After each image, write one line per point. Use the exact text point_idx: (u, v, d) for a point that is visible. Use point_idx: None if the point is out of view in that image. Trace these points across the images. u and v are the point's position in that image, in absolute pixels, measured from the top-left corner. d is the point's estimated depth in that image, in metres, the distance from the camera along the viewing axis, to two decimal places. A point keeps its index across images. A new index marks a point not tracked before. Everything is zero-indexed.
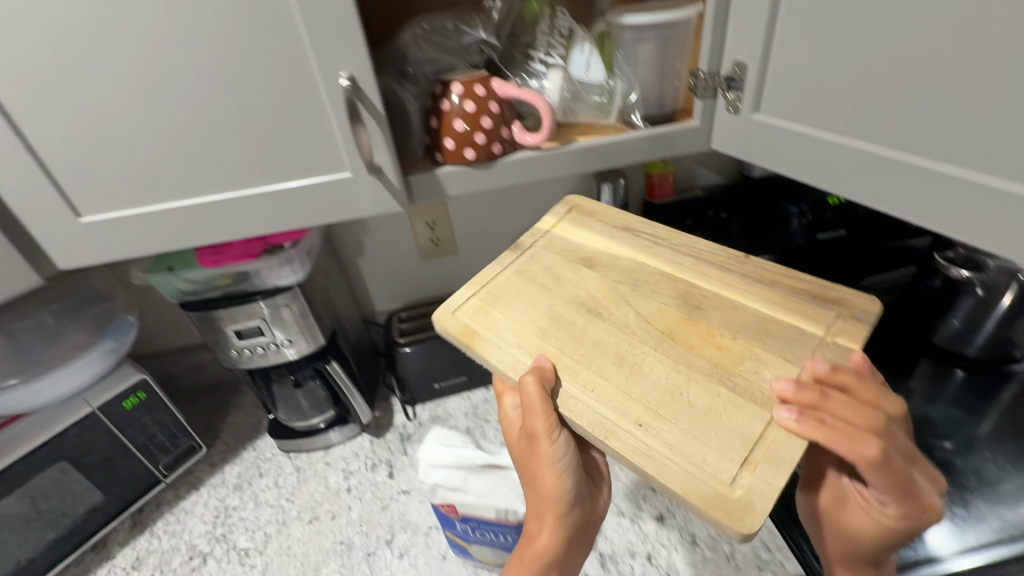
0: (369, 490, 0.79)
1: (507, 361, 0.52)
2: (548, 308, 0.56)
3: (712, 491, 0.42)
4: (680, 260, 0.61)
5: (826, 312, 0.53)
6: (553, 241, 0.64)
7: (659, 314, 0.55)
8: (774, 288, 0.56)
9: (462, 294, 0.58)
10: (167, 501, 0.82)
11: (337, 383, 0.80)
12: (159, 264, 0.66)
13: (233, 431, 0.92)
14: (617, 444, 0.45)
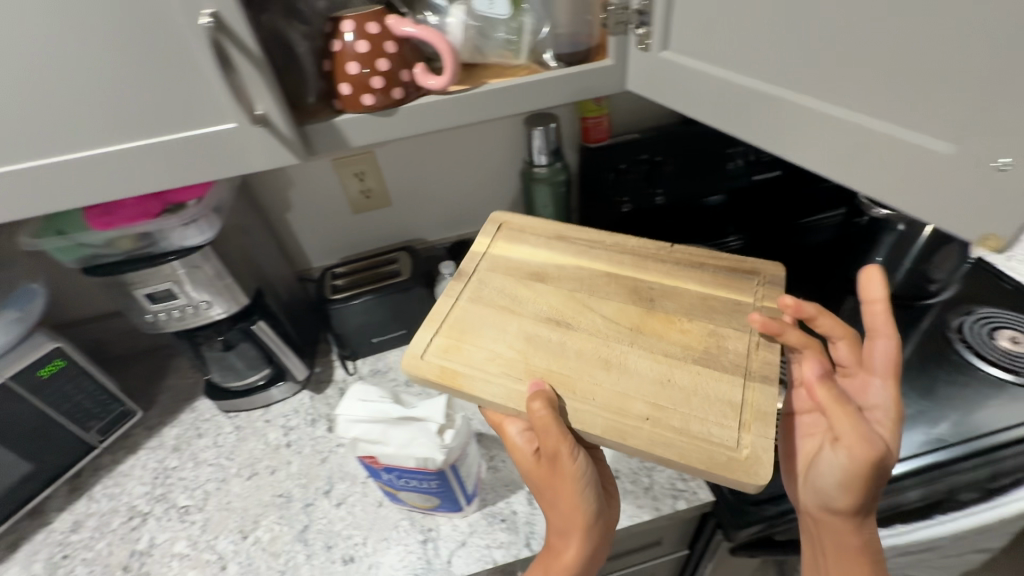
0: (307, 445, 0.80)
1: (499, 393, 0.57)
2: (522, 330, 0.62)
3: (730, 460, 0.51)
4: (622, 259, 0.70)
5: (750, 282, 0.65)
6: (497, 260, 0.70)
7: (622, 313, 0.63)
8: (705, 274, 0.67)
9: (427, 337, 0.62)
10: (105, 466, 0.82)
11: (266, 343, 0.79)
12: (50, 229, 0.62)
13: (170, 394, 0.91)
14: (637, 440, 0.52)
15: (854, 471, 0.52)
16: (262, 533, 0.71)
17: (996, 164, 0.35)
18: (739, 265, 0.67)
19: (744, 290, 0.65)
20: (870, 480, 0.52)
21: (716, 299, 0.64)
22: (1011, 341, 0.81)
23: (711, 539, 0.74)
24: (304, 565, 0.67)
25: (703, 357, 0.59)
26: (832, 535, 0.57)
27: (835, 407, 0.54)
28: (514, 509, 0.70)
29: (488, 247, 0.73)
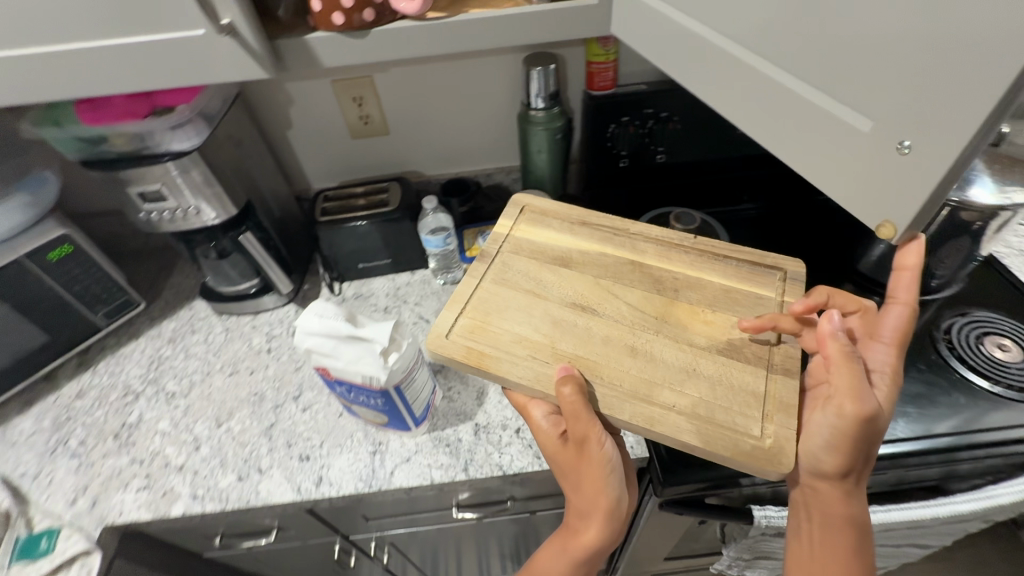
0: (285, 353, 0.87)
1: (524, 372, 0.61)
2: (548, 314, 0.67)
3: (755, 451, 0.55)
4: (645, 251, 0.74)
5: (772, 276, 0.70)
6: (520, 243, 0.74)
7: (646, 301, 0.68)
8: (724, 271, 0.71)
9: (452, 319, 0.66)
10: (110, 347, 0.91)
11: (255, 257, 0.83)
12: (48, 119, 0.68)
13: (172, 290, 0.98)
14: (664, 428, 0.57)
15: (844, 435, 0.54)
16: (234, 424, 0.78)
17: (900, 146, 0.36)
18: (757, 262, 0.71)
19: (767, 289, 0.69)
20: (860, 446, 0.55)
21: (736, 296, 0.68)
22: (1000, 350, 0.77)
23: (645, 492, 0.78)
24: (265, 456, 0.74)
25: (727, 349, 0.63)
26: (820, 502, 0.59)
27: (842, 362, 0.56)
28: (459, 436, 0.74)
29: (510, 229, 0.77)
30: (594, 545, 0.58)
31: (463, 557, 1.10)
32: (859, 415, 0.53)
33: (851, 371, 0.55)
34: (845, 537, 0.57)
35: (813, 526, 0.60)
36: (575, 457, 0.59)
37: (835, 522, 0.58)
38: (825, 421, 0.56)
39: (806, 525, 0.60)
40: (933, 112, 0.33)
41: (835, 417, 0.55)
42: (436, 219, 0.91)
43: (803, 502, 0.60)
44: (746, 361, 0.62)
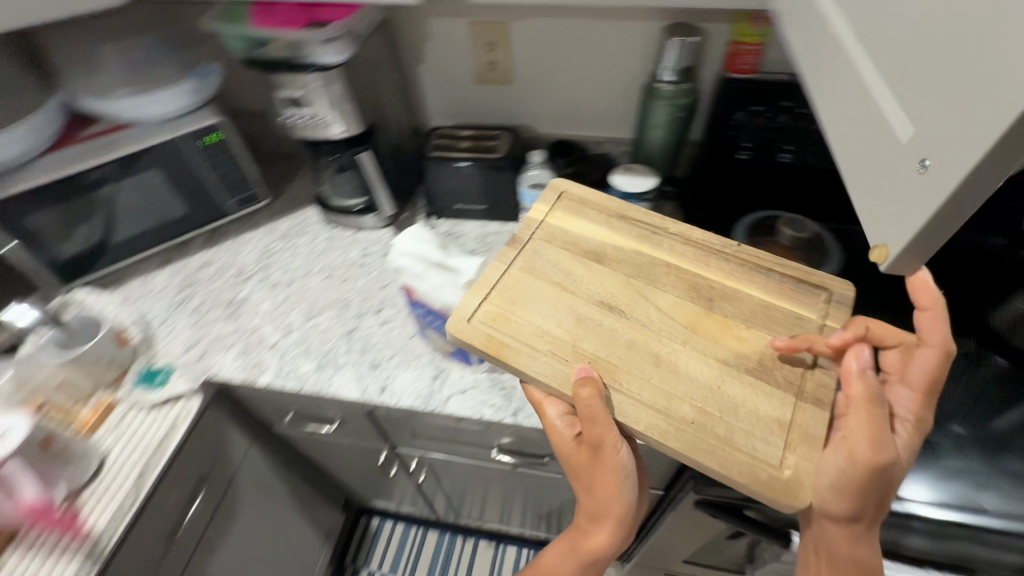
0: (376, 270, 0.94)
1: (543, 368, 0.59)
2: (573, 311, 0.64)
3: (764, 484, 0.52)
4: (687, 255, 0.69)
5: (818, 296, 0.65)
6: (553, 232, 0.71)
7: (678, 308, 0.64)
8: (766, 288, 0.66)
9: (474, 302, 0.64)
10: (235, 231, 1.03)
11: (365, 175, 0.91)
12: (223, 18, 0.77)
13: (293, 194, 1.09)
14: (675, 443, 0.55)
15: (856, 483, 0.52)
16: (322, 321, 0.87)
17: (921, 165, 0.31)
18: (808, 281, 0.66)
19: (810, 312, 0.64)
20: (873, 496, 0.53)
21: (775, 315, 0.64)
22: None
23: (684, 487, 0.77)
24: (342, 355, 0.82)
25: (757, 369, 0.60)
26: (826, 542, 0.56)
27: (863, 403, 0.53)
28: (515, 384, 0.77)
29: (545, 215, 0.74)
30: (605, 549, 0.61)
31: (489, 499, 1.16)
32: (872, 463, 0.51)
33: (870, 414, 0.52)
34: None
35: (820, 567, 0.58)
36: (590, 463, 0.60)
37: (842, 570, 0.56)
38: (834, 466, 0.53)
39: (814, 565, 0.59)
40: (949, 128, 0.29)
41: (846, 461, 0.52)
42: (539, 175, 0.91)
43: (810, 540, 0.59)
44: (774, 386, 0.58)
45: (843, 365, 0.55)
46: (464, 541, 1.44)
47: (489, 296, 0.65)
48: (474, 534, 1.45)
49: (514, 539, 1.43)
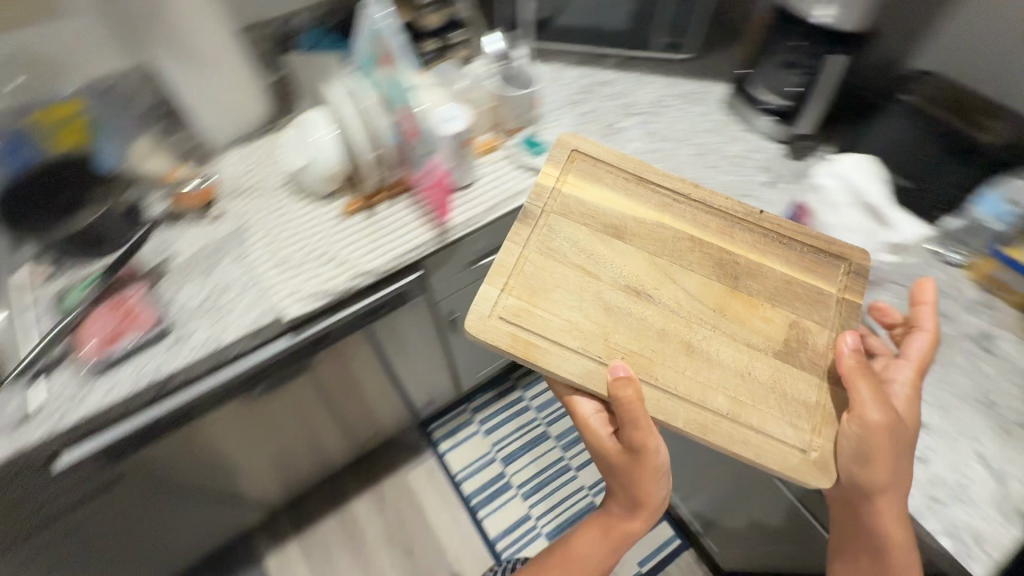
0: (745, 177, 0.88)
1: (569, 356, 0.66)
2: (599, 299, 0.70)
3: (794, 461, 0.64)
4: (708, 231, 0.76)
5: (838, 267, 0.75)
6: (566, 206, 0.75)
7: (705, 288, 0.72)
8: (789, 264, 0.75)
9: (494, 292, 0.69)
10: (642, 69, 1.05)
11: (818, 79, 0.81)
12: None
13: (710, 62, 1.05)
14: (721, 437, 0.65)
15: (871, 459, 0.61)
16: None
17: None
18: (821, 251, 0.75)
19: (819, 287, 0.74)
20: (890, 469, 0.60)
21: (791, 293, 0.73)
22: None
23: None
24: None
25: (784, 351, 0.70)
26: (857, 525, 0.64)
27: (862, 377, 0.63)
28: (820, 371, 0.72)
29: (557, 178, 0.77)
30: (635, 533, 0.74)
31: None
32: (885, 427, 0.61)
33: (864, 380, 0.63)
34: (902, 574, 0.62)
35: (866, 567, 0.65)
36: (624, 465, 0.68)
37: (877, 554, 0.62)
38: (846, 440, 0.64)
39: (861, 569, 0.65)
40: None
41: (861, 428, 0.62)
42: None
43: (845, 530, 0.66)
44: (790, 408, 0.67)
45: (836, 350, 0.66)
46: None
47: (509, 282, 0.70)
48: None
49: None
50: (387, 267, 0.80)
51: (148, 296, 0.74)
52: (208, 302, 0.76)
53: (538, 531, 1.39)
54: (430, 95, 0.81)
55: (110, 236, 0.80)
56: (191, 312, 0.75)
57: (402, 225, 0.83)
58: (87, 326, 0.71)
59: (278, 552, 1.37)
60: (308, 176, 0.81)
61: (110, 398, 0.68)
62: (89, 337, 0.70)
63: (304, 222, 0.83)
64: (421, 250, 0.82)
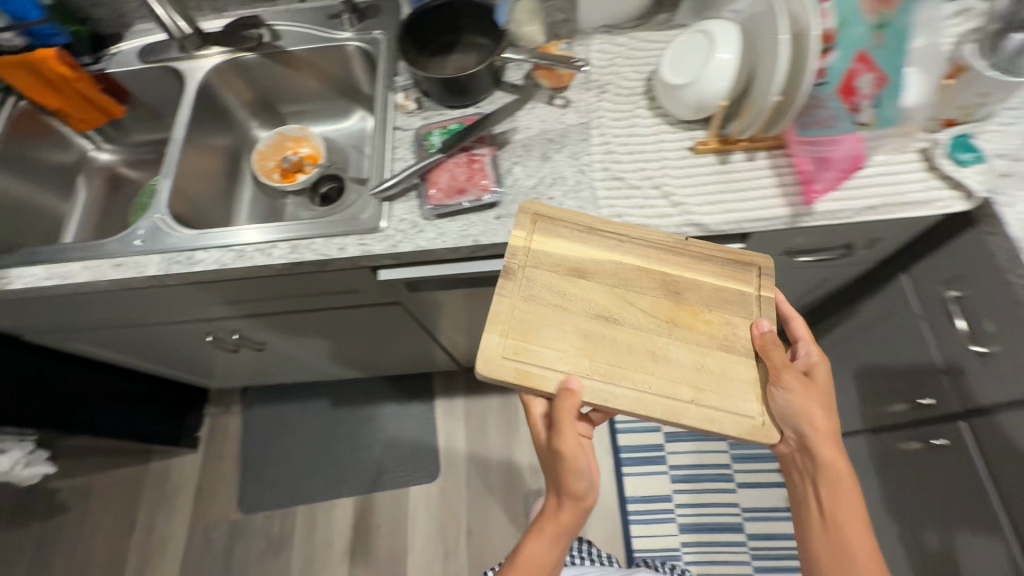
0: None
1: (568, 384, 0.63)
2: (578, 330, 0.66)
3: (747, 426, 0.63)
4: (667, 245, 0.70)
5: (752, 274, 0.70)
6: (541, 259, 0.69)
7: (658, 305, 0.68)
8: (716, 271, 0.70)
9: (494, 339, 0.65)
10: None
11: None
12: None
13: None
14: (694, 410, 0.63)
15: (805, 414, 0.64)
16: None
17: None
18: (741, 262, 0.70)
19: (744, 288, 0.70)
20: (824, 414, 0.66)
21: (725, 297, 0.69)
22: None
23: None
24: None
25: (721, 343, 0.67)
26: (827, 475, 0.67)
27: (777, 353, 0.64)
28: None
29: (524, 241, 0.70)
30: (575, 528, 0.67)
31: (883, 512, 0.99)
32: (818, 385, 0.68)
33: (782, 353, 0.64)
34: (850, 506, 0.67)
35: (823, 510, 0.68)
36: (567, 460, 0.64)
37: (834, 484, 0.67)
38: (776, 408, 0.64)
39: (818, 516, 0.69)
40: None
41: (794, 380, 0.64)
42: None
43: (804, 474, 0.70)
44: (736, 387, 0.65)
45: (751, 334, 0.67)
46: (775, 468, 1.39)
47: (504, 327, 0.66)
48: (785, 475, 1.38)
49: None
50: (719, 230, 0.71)
51: (494, 162, 0.76)
52: (538, 189, 0.75)
53: (674, 515, 1.35)
54: (920, 46, 0.66)
55: (476, 90, 0.81)
56: (522, 193, 0.74)
57: (754, 190, 0.71)
58: (440, 171, 0.75)
59: (447, 401, 1.54)
60: (681, 98, 0.72)
61: (437, 244, 0.73)
62: (438, 181, 0.74)
63: (646, 145, 0.76)
64: (765, 226, 0.70)
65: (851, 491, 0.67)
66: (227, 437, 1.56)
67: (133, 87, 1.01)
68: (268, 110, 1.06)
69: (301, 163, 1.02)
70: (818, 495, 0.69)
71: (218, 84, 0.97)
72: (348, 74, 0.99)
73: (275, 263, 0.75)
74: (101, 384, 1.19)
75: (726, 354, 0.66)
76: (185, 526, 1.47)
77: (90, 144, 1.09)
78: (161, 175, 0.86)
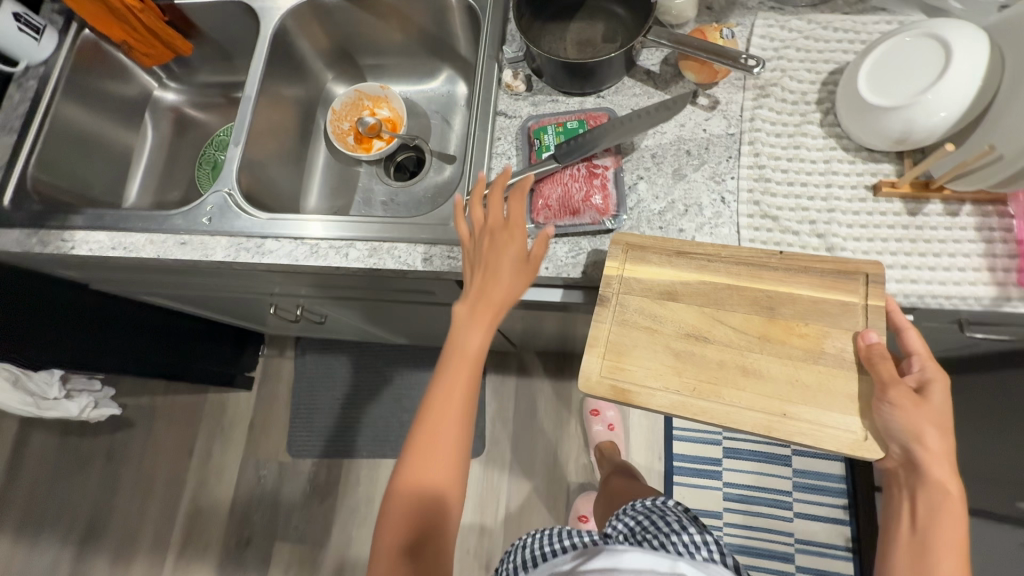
0: None
1: (667, 404, 0.55)
2: (669, 347, 0.57)
3: (847, 441, 0.53)
4: (761, 260, 0.58)
5: (851, 281, 0.55)
6: (631, 283, 0.59)
7: (749, 321, 0.57)
8: (812, 281, 0.57)
9: (590, 360, 0.57)
10: None
11: None
12: None
13: None
14: (787, 423, 0.54)
15: (909, 427, 0.50)
16: None
17: None
18: (846, 271, 0.55)
19: (848, 299, 0.55)
20: (937, 433, 0.49)
21: (825, 310, 0.56)
22: None
23: None
24: None
25: (808, 354, 0.55)
26: (926, 492, 0.49)
27: (884, 367, 0.52)
28: None
29: (617, 270, 0.59)
30: (506, 307, 0.57)
31: None
32: (931, 401, 0.50)
33: (892, 368, 0.51)
34: (952, 531, 0.47)
35: (914, 524, 0.49)
36: (497, 235, 0.58)
37: (934, 504, 0.48)
38: (878, 422, 0.52)
39: (900, 533, 0.49)
40: None
41: (903, 395, 0.50)
42: None
43: (899, 489, 0.51)
44: (836, 400, 0.54)
45: (858, 346, 0.54)
46: (840, 504, 1.29)
47: (597, 347, 0.57)
48: (850, 512, 1.29)
49: (859, 565, 1.24)
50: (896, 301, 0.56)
51: (618, 178, 0.62)
52: (669, 215, 0.62)
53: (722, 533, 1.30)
54: None
55: (603, 77, 0.65)
56: (648, 220, 0.61)
57: (952, 258, 0.56)
58: (552, 184, 0.63)
59: (498, 378, 1.49)
60: (879, 125, 0.55)
61: (539, 271, 0.62)
62: (549, 196, 0.62)
63: (811, 175, 0.61)
64: (956, 306, 0.56)
65: (958, 521, 0.48)
66: (278, 380, 1.57)
67: (202, 22, 0.89)
68: (346, 60, 0.93)
69: (379, 129, 0.90)
70: (912, 514, 0.49)
71: (295, 29, 0.84)
72: (441, 27, 0.84)
73: (352, 267, 0.66)
74: (167, 329, 1.18)
75: (827, 367, 0.55)
76: (238, 459, 1.53)
77: (155, 81, 1.00)
78: (231, 141, 0.77)
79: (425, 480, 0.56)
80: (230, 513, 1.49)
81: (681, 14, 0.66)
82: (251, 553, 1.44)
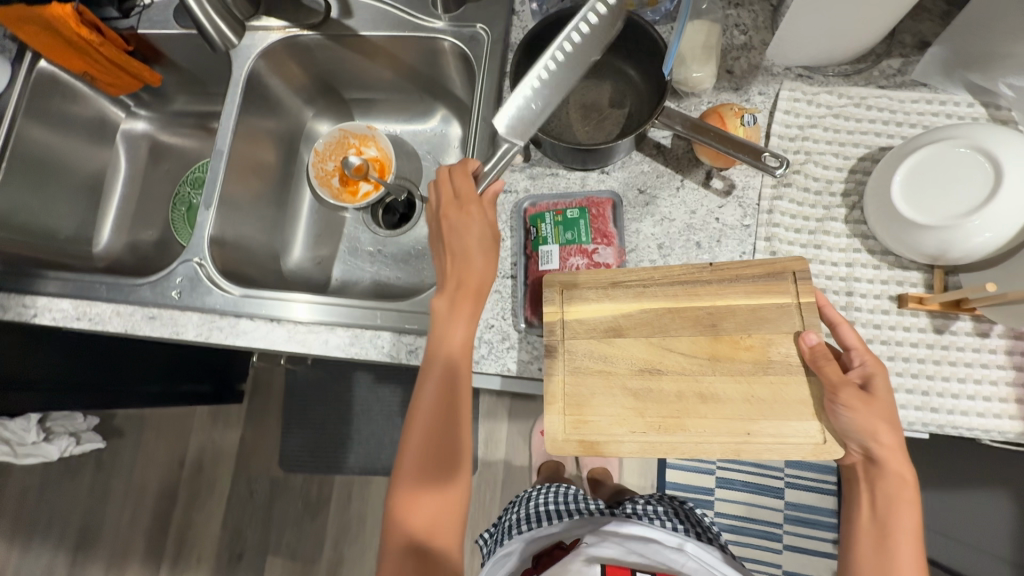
0: None
1: (637, 450, 0.51)
2: (626, 389, 0.52)
3: (811, 449, 0.50)
4: (695, 277, 0.54)
5: (785, 284, 0.52)
6: (574, 325, 0.54)
7: (695, 344, 0.53)
8: (746, 287, 0.53)
9: (552, 419, 0.52)
10: None
11: None
12: None
13: None
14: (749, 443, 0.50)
15: (865, 429, 0.48)
16: None
17: None
18: (771, 271, 0.52)
19: (782, 301, 0.52)
20: (894, 431, 0.49)
21: (763, 316, 0.52)
22: None
23: None
24: None
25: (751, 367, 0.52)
26: (885, 484, 0.50)
27: (835, 376, 0.48)
28: None
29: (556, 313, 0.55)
30: (487, 286, 0.56)
31: None
32: (877, 390, 0.49)
33: (838, 369, 0.48)
34: (905, 515, 0.50)
35: (875, 517, 0.51)
36: (459, 215, 0.57)
37: (890, 493, 0.50)
38: (835, 425, 0.49)
39: (861, 522, 0.52)
40: None
41: (853, 398, 0.48)
42: None
43: (855, 480, 0.53)
44: (792, 408, 0.50)
45: (804, 349, 0.50)
46: (830, 538, 1.29)
47: (555, 404, 0.53)
48: None
49: None
50: (912, 429, 0.52)
51: None
52: None
53: None
54: None
55: (607, 155, 0.58)
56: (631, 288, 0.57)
57: (978, 384, 0.52)
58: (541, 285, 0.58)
59: None
60: (911, 239, 0.50)
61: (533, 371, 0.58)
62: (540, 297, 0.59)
63: (833, 280, 0.56)
64: (977, 435, 0.52)
65: (910, 506, 0.51)
66: (269, 393, 1.54)
67: (171, 51, 0.82)
68: (328, 93, 0.85)
69: (366, 170, 0.81)
70: (870, 502, 0.52)
71: (268, 70, 0.77)
72: (431, 67, 0.76)
73: (333, 355, 0.61)
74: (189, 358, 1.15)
75: (778, 377, 0.51)
76: (230, 474, 1.52)
77: (122, 109, 0.92)
78: (202, 204, 0.72)
79: (441, 424, 0.53)
80: (223, 527, 1.50)
81: (698, 85, 0.59)
82: (243, 567, 1.46)
